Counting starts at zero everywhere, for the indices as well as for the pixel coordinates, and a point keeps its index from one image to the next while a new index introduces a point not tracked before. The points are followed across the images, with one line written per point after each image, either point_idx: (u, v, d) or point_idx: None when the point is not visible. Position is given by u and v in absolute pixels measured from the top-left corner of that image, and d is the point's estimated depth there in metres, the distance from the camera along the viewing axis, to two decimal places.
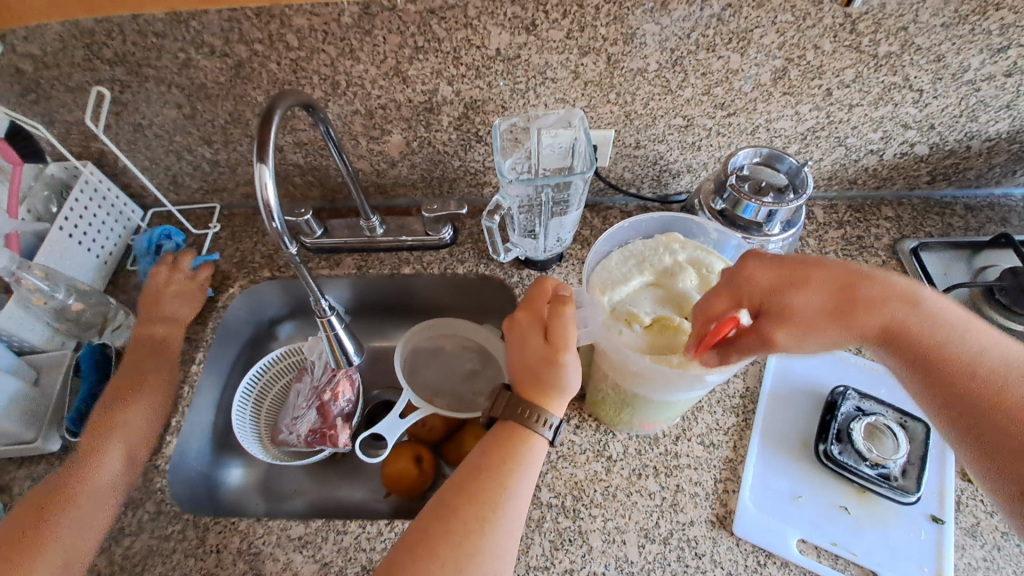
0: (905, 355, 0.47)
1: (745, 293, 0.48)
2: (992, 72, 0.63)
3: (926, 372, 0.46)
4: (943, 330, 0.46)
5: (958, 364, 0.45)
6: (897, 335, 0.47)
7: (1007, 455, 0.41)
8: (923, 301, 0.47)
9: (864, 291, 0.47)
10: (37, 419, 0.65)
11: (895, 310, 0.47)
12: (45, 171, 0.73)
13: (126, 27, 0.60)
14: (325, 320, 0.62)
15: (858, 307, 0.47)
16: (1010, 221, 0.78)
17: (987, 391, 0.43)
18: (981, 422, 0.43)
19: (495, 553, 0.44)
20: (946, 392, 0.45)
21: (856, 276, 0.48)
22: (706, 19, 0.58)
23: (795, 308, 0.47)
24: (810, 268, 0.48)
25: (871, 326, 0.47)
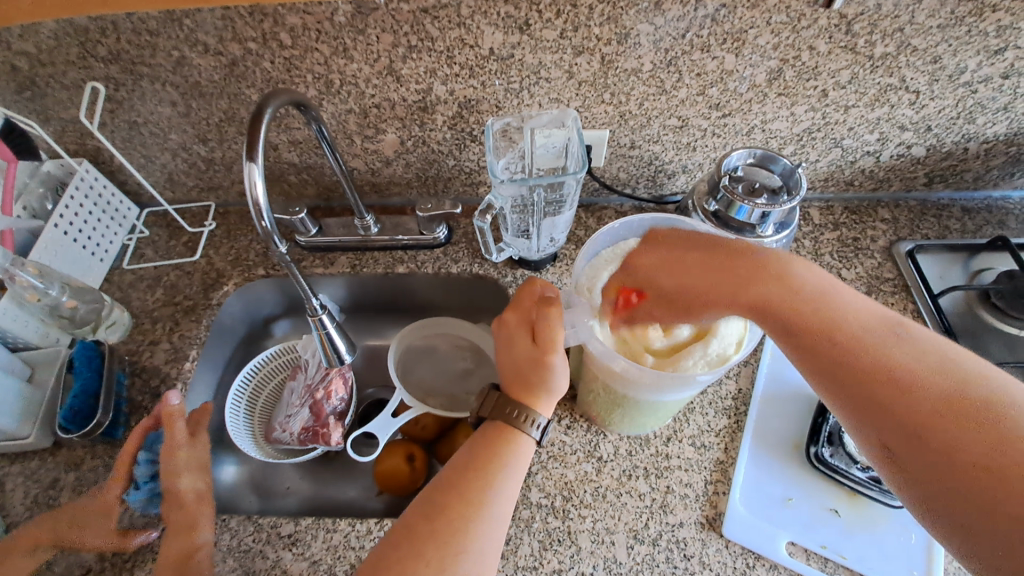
0: (776, 327, 0.45)
1: (648, 282, 0.51)
2: (989, 74, 0.62)
3: (813, 355, 0.43)
4: (802, 294, 0.45)
5: (840, 333, 0.42)
6: (769, 310, 0.45)
7: (904, 436, 0.38)
8: (802, 276, 0.46)
9: (741, 271, 0.47)
10: (31, 415, 0.65)
11: (773, 290, 0.45)
12: (41, 168, 0.73)
13: (120, 25, 0.60)
14: (316, 319, 0.62)
15: (727, 274, 0.48)
16: (1007, 224, 0.77)
17: (862, 356, 0.41)
18: (866, 399, 0.40)
19: (480, 552, 0.44)
20: (836, 377, 0.42)
21: (726, 260, 0.49)
22: (701, 20, 0.57)
23: (689, 290, 0.49)
24: (693, 252, 0.51)
25: (754, 305, 0.46)
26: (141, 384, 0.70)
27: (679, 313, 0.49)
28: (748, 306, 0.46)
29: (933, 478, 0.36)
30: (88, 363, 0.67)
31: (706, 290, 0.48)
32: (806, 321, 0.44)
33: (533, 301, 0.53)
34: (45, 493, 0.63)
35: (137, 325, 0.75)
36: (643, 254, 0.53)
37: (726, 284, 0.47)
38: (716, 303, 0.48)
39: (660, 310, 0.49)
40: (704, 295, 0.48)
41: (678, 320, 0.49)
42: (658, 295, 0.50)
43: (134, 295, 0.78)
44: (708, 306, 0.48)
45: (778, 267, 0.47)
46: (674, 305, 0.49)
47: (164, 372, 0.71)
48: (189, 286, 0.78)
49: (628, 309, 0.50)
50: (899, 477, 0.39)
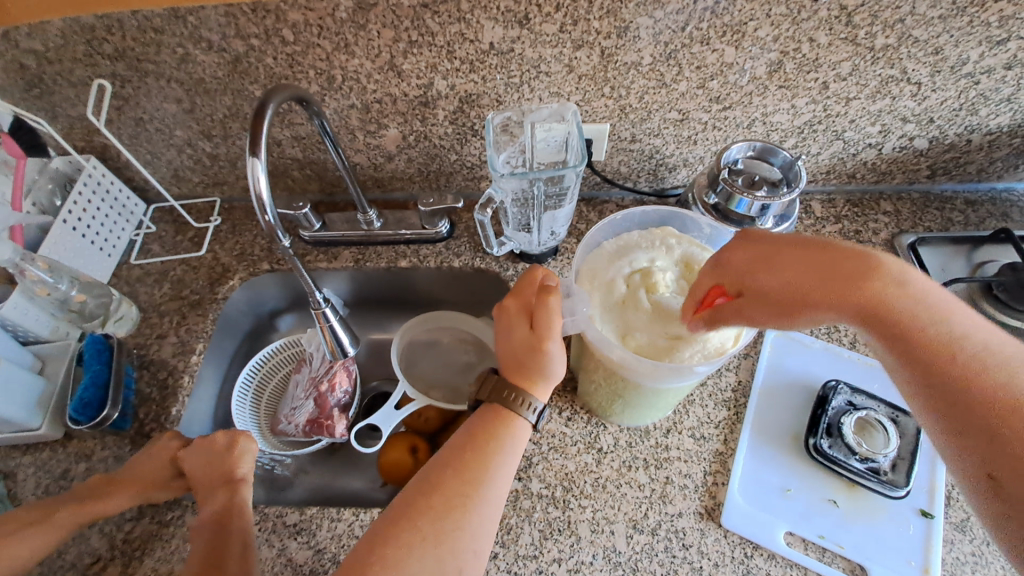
0: (887, 336, 0.43)
1: (750, 273, 0.48)
2: (992, 65, 0.62)
3: (924, 366, 0.41)
4: (916, 315, 0.42)
5: (940, 338, 0.41)
6: (885, 318, 0.43)
7: (1015, 469, 0.35)
8: (919, 286, 0.44)
9: (856, 279, 0.44)
10: (44, 406, 0.66)
11: (880, 295, 0.43)
12: (50, 165, 0.74)
13: (125, 23, 0.61)
14: (319, 313, 0.62)
15: (840, 278, 0.45)
16: (1010, 216, 0.77)
17: (985, 379, 0.38)
18: (994, 438, 0.36)
19: (476, 528, 0.45)
20: (955, 390, 0.39)
21: (835, 259, 0.46)
22: (700, 12, 0.57)
23: (790, 289, 0.46)
24: (806, 248, 0.48)
25: (872, 318, 0.43)
26: (149, 377, 0.71)
27: (775, 311, 0.46)
28: (846, 309, 0.44)
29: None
30: (97, 356, 0.68)
31: (814, 288, 0.45)
32: (934, 339, 0.41)
33: (532, 288, 0.54)
34: (57, 483, 0.65)
35: (144, 319, 0.76)
36: (741, 245, 0.50)
37: (834, 289, 0.45)
38: (815, 305, 0.45)
39: (755, 307, 0.47)
40: (806, 291, 0.46)
41: (779, 324, 0.47)
42: (755, 289, 0.47)
43: (141, 290, 0.79)
44: (809, 307, 0.45)
45: (899, 269, 0.44)
46: (773, 305, 0.46)
47: (171, 364, 0.72)
48: (195, 281, 0.79)
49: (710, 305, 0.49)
50: (991, 504, 0.36)
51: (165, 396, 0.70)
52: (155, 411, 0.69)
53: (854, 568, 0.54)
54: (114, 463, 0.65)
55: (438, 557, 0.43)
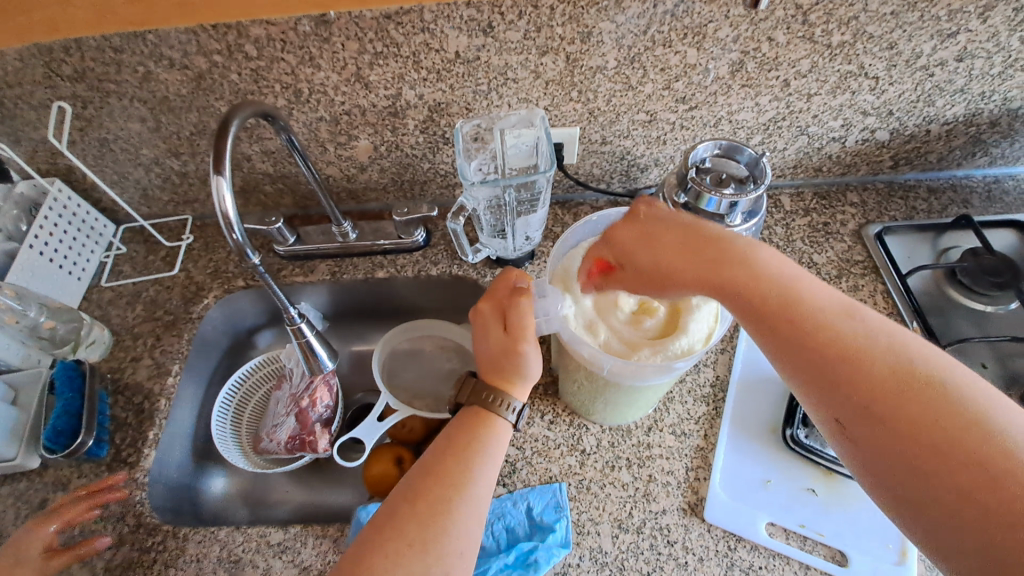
0: (735, 303, 0.45)
1: (627, 254, 0.50)
2: (944, 57, 0.64)
3: (775, 335, 0.44)
4: (806, 303, 0.43)
5: (770, 298, 0.44)
6: (741, 290, 0.45)
7: (865, 420, 0.39)
8: (767, 263, 0.46)
9: (722, 260, 0.46)
10: (18, 435, 0.65)
11: (732, 269, 0.46)
12: (14, 190, 0.72)
13: (84, 43, 0.60)
14: (295, 328, 0.63)
15: (702, 248, 0.47)
16: (971, 202, 0.79)
17: (817, 332, 0.42)
18: (836, 391, 0.40)
19: (462, 530, 0.45)
20: (801, 348, 0.42)
21: (702, 243, 0.47)
22: (661, 16, 0.58)
23: (659, 266, 0.48)
24: (683, 225, 0.49)
25: (730, 289, 0.45)
26: (124, 402, 0.70)
27: (648, 288, 0.49)
28: (710, 287, 0.46)
29: (889, 459, 0.37)
30: (69, 383, 0.67)
31: (680, 260, 0.47)
32: (799, 310, 0.43)
33: (505, 290, 0.54)
34: (35, 514, 0.63)
35: (118, 342, 0.75)
36: (624, 228, 0.52)
37: (699, 270, 0.46)
38: (680, 280, 0.47)
39: (637, 286, 0.50)
40: (666, 260, 0.48)
41: (660, 297, 0.49)
42: (635, 266, 0.50)
43: (113, 312, 0.77)
44: (674, 284, 0.48)
45: (743, 256, 0.46)
46: (648, 280, 0.49)
47: (147, 388, 0.71)
48: (169, 300, 0.78)
49: (603, 277, 0.52)
50: (853, 453, 0.40)
51: (142, 421, 0.69)
52: (132, 436, 0.68)
53: (834, 554, 0.56)
54: None
55: (425, 562, 0.42)
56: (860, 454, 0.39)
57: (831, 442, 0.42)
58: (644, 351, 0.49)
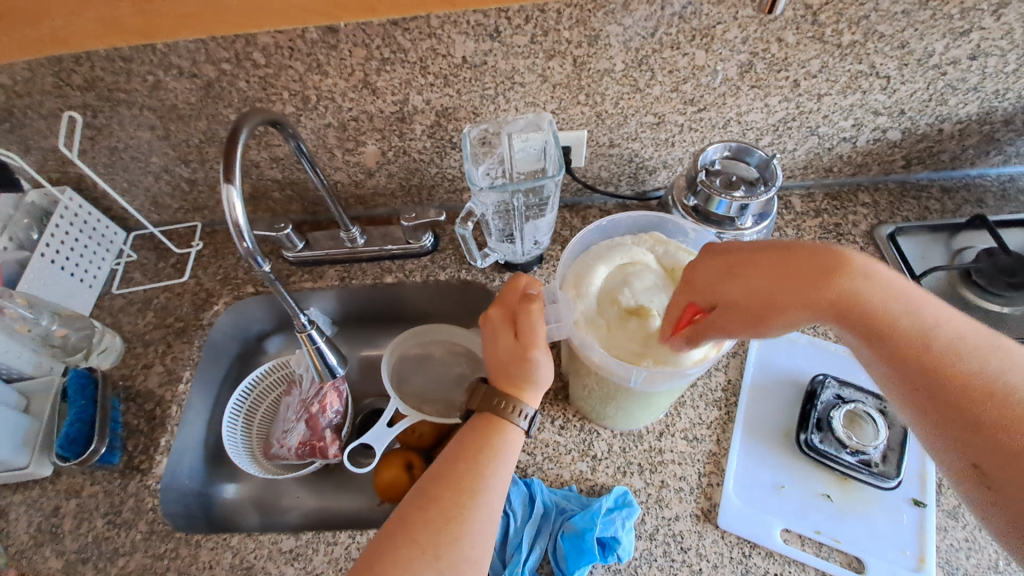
0: (857, 327, 0.45)
1: (710, 293, 0.48)
2: (957, 55, 0.63)
3: (897, 361, 0.43)
4: (925, 330, 0.43)
5: (899, 325, 0.43)
6: (849, 308, 0.44)
7: (994, 458, 0.38)
8: (880, 276, 0.45)
9: (834, 287, 0.44)
10: (30, 443, 0.65)
11: (844, 286, 0.44)
12: (25, 199, 0.72)
13: (93, 53, 0.60)
14: (305, 335, 0.63)
15: (814, 275, 0.45)
16: (986, 201, 0.78)
17: (925, 352, 0.42)
18: (965, 424, 0.39)
19: (475, 538, 0.44)
20: (913, 367, 0.42)
21: (796, 259, 0.46)
22: (669, 18, 0.58)
23: (759, 303, 0.46)
24: (788, 253, 0.47)
25: (844, 308, 0.44)
26: (136, 409, 0.70)
27: (749, 323, 0.46)
28: (827, 309, 0.45)
29: (953, 433, 0.40)
30: (81, 391, 0.67)
31: (786, 289, 0.45)
32: (904, 331, 0.43)
33: (515, 296, 0.54)
34: (50, 521, 0.64)
35: (129, 349, 0.75)
36: (700, 268, 0.49)
37: (804, 293, 0.45)
38: (785, 309, 0.46)
39: (731, 324, 0.46)
40: (775, 293, 0.46)
41: (766, 331, 0.47)
42: (728, 304, 0.47)
43: (125, 320, 0.78)
44: (783, 312, 0.46)
45: (839, 262, 0.45)
46: (747, 313, 0.46)
47: (159, 395, 0.71)
48: (179, 307, 0.78)
49: (690, 328, 0.48)
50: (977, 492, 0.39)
51: (154, 428, 0.69)
52: (144, 443, 0.68)
53: (851, 561, 0.55)
54: (104, 498, 0.64)
55: (438, 569, 0.42)
56: (991, 496, 0.38)
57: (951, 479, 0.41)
58: (652, 359, 0.49)
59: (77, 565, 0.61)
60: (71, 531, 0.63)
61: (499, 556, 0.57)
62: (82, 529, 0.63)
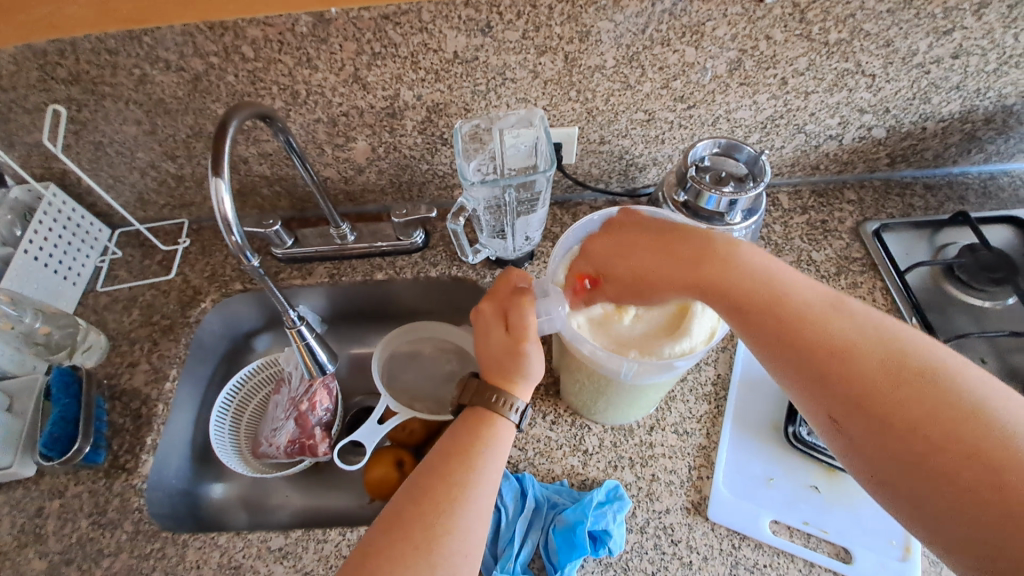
0: (726, 306, 0.46)
1: (607, 264, 0.51)
2: (940, 55, 0.64)
3: (771, 333, 0.44)
4: (791, 303, 0.44)
5: (786, 304, 0.44)
6: (734, 294, 0.45)
7: (879, 430, 0.38)
8: (749, 260, 0.47)
9: (708, 265, 0.47)
10: (14, 442, 0.64)
11: (717, 267, 0.46)
12: (7, 195, 0.71)
13: (78, 46, 0.59)
14: (295, 331, 0.63)
15: (688, 253, 0.48)
16: (968, 199, 0.80)
17: (797, 324, 0.43)
18: (842, 396, 0.40)
19: (467, 531, 0.44)
20: (787, 346, 0.43)
21: (677, 243, 0.49)
22: (659, 15, 0.58)
23: (639, 276, 0.49)
24: (653, 236, 0.51)
25: (716, 287, 0.46)
26: (122, 407, 0.69)
27: (633, 294, 0.50)
28: (699, 288, 0.47)
29: (837, 406, 0.40)
30: (65, 389, 0.66)
31: (665, 263, 0.48)
32: (789, 309, 0.44)
33: (506, 290, 0.54)
34: (32, 522, 0.63)
35: (114, 347, 0.74)
36: (609, 240, 0.53)
37: (676, 272, 0.47)
38: (660, 285, 0.48)
39: (625, 296, 0.50)
40: (652, 266, 0.49)
41: (646, 305, 0.50)
42: (621, 275, 0.50)
43: (110, 317, 0.77)
44: (660, 291, 0.49)
45: (763, 280, 0.45)
46: (636, 288, 0.50)
47: (145, 393, 0.70)
48: (165, 305, 0.77)
49: (587, 293, 0.51)
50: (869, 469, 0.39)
51: (139, 427, 0.68)
52: (129, 442, 0.67)
53: (838, 551, 0.56)
54: (88, 498, 0.63)
55: (429, 563, 0.42)
56: (879, 465, 0.38)
57: (845, 460, 0.41)
58: (635, 351, 0.49)
59: (61, 566, 0.60)
60: (54, 532, 0.62)
61: (491, 552, 0.57)
62: (66, 529, 0.62)
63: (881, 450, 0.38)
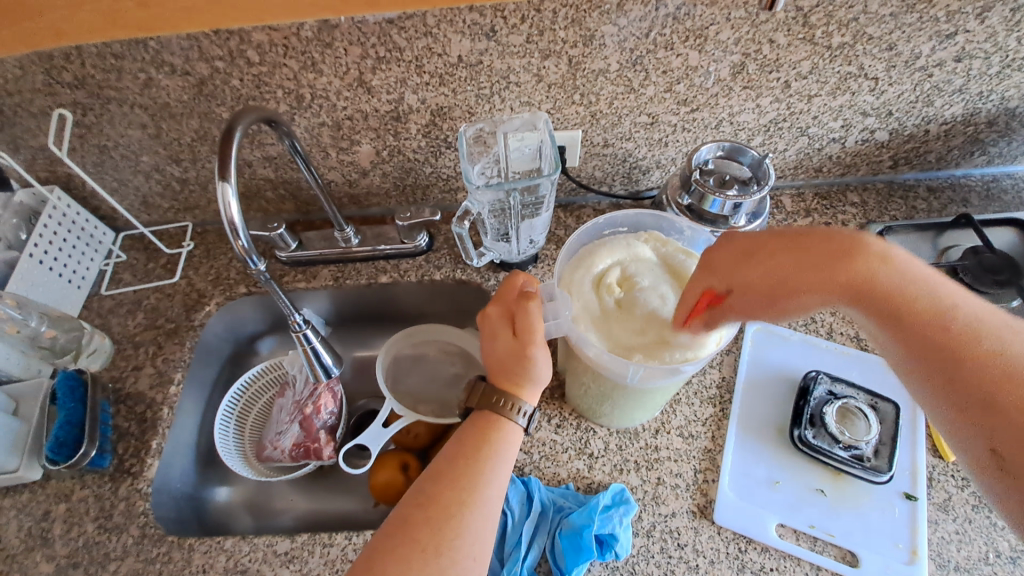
0: (876, 310, 0.46)
1: (710, 272, 0.50)
2: (943, 58, 0.64)
3: (918, 337, 0.44)
4: (942, 304, 0.45)
5: (913, 300, 0.45)
6: (866, 291, 0.46)
7: (977, 407, 0.40)
8: (903, 271, 0.46)
9: (850, 269, 0.46)
10: (19, 447, 0.64)
11: (870, 270, 0.46)
12: (13, 199, 0.71)
13: (84, 50, 0.59)
14: (300, 334, 0.63)
15: (836, 261, 0.46)
16: (970, 201, 0.80)
17: (913, 308, 0.45)
18: (959, 376, 0.42)
19: (475, 534, 0.44)
20: (910, 331, 0.45)
21: (811, 242, 0.48)
22: (663, 19, 0.59)
23: (780, 284, 0.49)
24: (805, 241, 0.48)
25: (864, 288, 0.46)
26: (127, 411, 0.69)
27: (762, 303, 0.50)
28: (843, 291, 0.47)
29: (950, 397, 0.42)
30: (71, 393, 0.66)
31: (806, 277, 0.47)
32: (916, 306, 0.45)
33: (513, 294, 0.54)
34: (38, 526, 0.63)
35: (119, 351, 0.74)
36: (715, 253, 0.51)
37: (824, 278, 0.47)
38: (802, 292, 0.48)
39: (744, 309, 0.49)
40: (798, 282, 0.48)
41: (770, 311, 0.50)
42: (740, 288, 0.49)
43: (114, 321, 0.77)
44: (800, 296, 0.48)
45: (908, 283, 0.45)
46: (767, 295, 0.49)
47: (150, 397, 0.70)
48: (170, 308, 0.77)
49: (707, 312, 0.49)
50: (982, 462, 0.41)
51: (145, 430, 0.68)
52: (134, 446, 0.67)
53: (845, 555, 0.56)
54: (94, 502, 0.63)
55: (438, 567, 0.42)
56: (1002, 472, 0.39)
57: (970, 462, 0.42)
58: (639, 356, 0.49)
59: (66, 570, 0.60)
60: (60, 536, 0.62)
61: (498, 556, 0.57)
62: (72, 533, 0.62)
63: (1006, 462, 0.39)
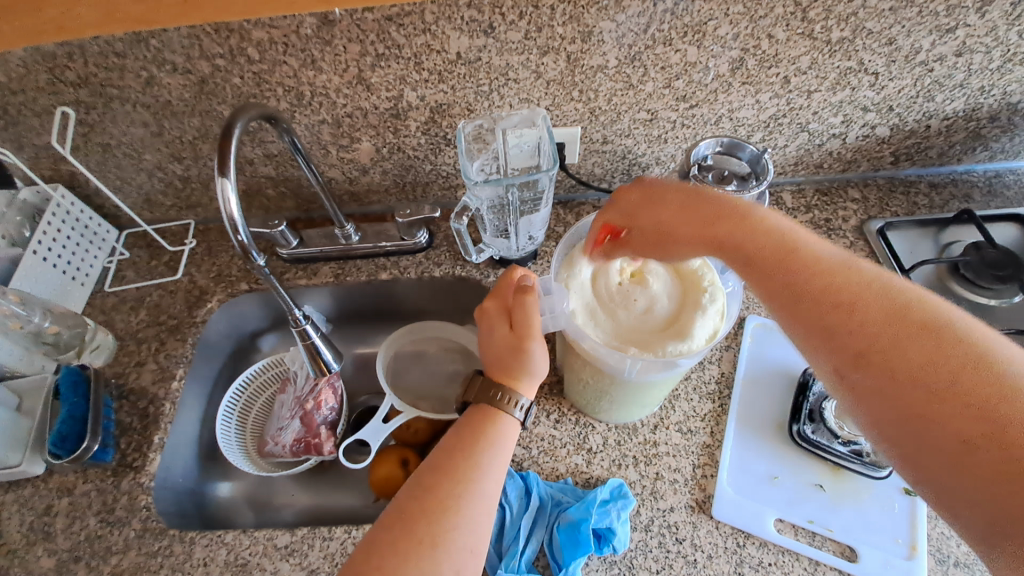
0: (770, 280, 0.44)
1: (632, 218, 0.53)
2: (944, 52, 0.64)
3: (803, 297, 0.42)
4: (835, 268, 0.42)
5: (801, 262, 0.43)
6: (749, 252, 0.46)
7: (889, 376, 0.36)
8: (776, 227, 0.46)
9: (731, 228, 0.47)
10: (21, 442, 0.65)
11: (742, 229, 0.46)
12: (17, 197, 0.72)
13: (86, 48, 0.60)
14: (301, 330, 0.63)
15: (717, 218, 0.48)
16: (973, 197, 0.80)
17: (837, 284, 0.41)
18: (872, 360, 0.37)
19: (471, 527, 0.44)
20: (809, 302, 0.41)
21: (700, 201, 0.50)
22: (661, 14, 0.59)
23: (661, 230, 0.51)
24: (686, 196, 0.51)
25: (742, 243, 0.46)
26: (129, 406, 0.70)
27: (649, 248, 0.51)
28: (714, 243, 0.48)
29: (841, 353, 0.39)
30: (74, 388, 0.67)
31: (685, 226, 0.49)
32: (802, 265, 0.43)
33: (511, 289, 0.55)
34: (41, 520, 0.63)
35: (122, 347, 0.75)
36: (630, 194, 0.55)
37: (695, 226, 0.49)
38: (682, 241, 0.49)
39: (640, 248, 0.52)
40: (674, 229, 0.50)
41: (664, 258, 0.51)
42: (641, 230, 0.52)
43: (117, 318, 0.77)
44: (677, 244, 0.50)
45: (790, 247, 0.44)
46: (653, 243, 0.51)
47: (152, 393, 0.71)
48: (172, 305, 0.78)
49: (610, 243, 0.53)
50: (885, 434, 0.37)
51: (147, 425, 0.69)
52: (137, 441, 0.68)
53: (844, 550, 0.56)
54: (97, 496, 0.64)
55: (435, 560, 0.42)
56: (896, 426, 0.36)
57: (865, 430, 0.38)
58: (632, 349, 0.49)
59: (69, 563, 0.60)
60: (63, 529, 0.62)
61: (496, 550, 0.57)
62: (75, 527, 0.62)
63: (889, 404, 0.36)
